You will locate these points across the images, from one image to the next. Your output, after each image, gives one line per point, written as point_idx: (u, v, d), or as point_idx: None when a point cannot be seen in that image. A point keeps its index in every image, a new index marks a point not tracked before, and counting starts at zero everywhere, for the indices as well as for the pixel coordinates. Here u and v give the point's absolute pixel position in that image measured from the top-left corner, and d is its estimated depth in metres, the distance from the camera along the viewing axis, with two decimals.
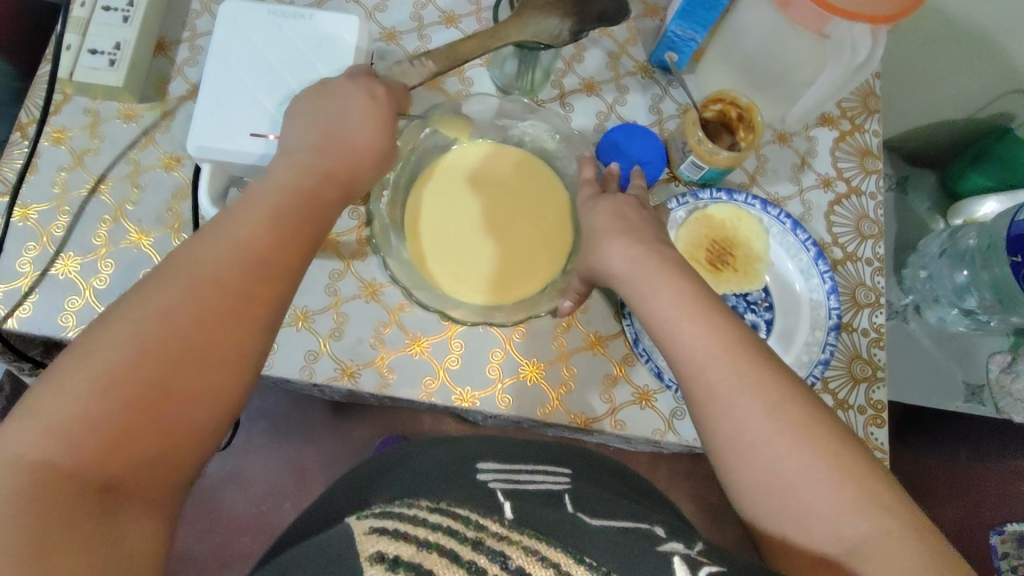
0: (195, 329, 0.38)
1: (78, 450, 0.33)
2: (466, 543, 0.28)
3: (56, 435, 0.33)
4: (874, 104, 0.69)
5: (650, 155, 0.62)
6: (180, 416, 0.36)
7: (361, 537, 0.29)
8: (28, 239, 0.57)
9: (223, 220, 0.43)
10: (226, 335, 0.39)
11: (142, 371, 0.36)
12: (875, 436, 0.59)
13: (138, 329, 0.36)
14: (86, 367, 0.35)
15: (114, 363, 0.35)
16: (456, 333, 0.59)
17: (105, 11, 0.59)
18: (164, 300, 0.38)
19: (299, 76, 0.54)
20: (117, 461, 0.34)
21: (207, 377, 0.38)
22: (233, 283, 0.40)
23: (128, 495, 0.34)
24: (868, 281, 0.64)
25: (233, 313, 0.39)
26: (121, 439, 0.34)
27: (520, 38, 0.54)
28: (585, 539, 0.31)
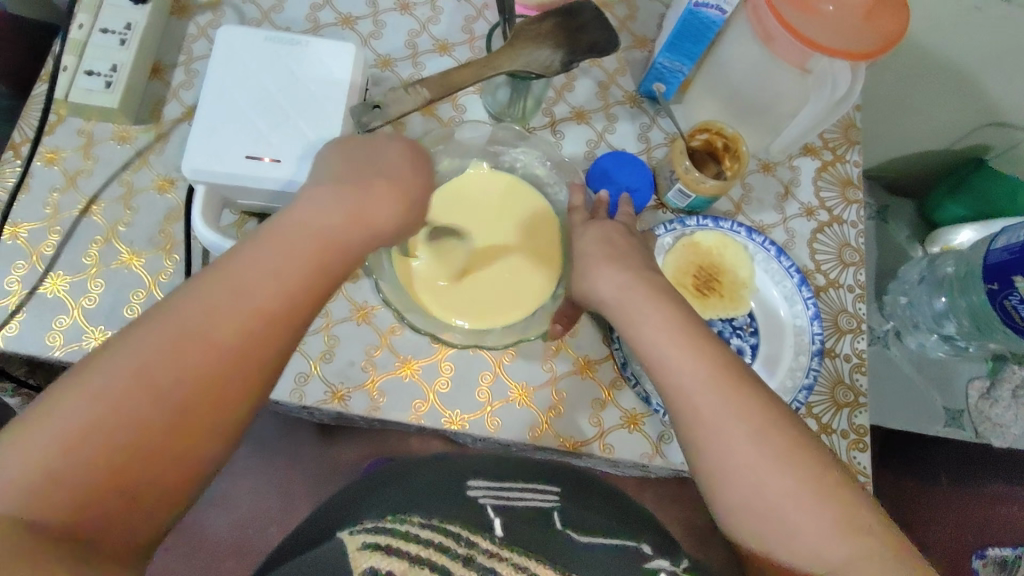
0: (174, 362, 0.37)
1: (78, 480, 0.34)
2: (459, 560, 0.31)
3: (56, 462, 0.34)
4: (855, 136, 0.71)
5: (639, 182, 0.63)
6: (162, 453, 0.36)
7: (354, 554, 0.31)
8: (17, 258, 0.57)
9: (241, 253, 0.42)
10: (205, 368, 0.38)
11: (141, 405, 0.36)
12: (858, 461, 0.60)
13: (121, 368, 0.36)
14: (66, 411, 0.35)
15: (97, 404, 0.35)
16: (446, 356, 0.59)
17: (103, 34, 0.60)
18: (145, 332, 0.38)
19: (295, 100, 0.55)
20: (115, 491, 0.35)
21: (190, 415, 0.37)
22: (225, 303, 0.40)
23: (115, 531, 0.34)
24: (850, 308, 0.65)
25: (225, 349, 0.39)
26: (101, 479, 0.34)
27: (512, 67, 0.56)
28: (578, 559, 0.35)
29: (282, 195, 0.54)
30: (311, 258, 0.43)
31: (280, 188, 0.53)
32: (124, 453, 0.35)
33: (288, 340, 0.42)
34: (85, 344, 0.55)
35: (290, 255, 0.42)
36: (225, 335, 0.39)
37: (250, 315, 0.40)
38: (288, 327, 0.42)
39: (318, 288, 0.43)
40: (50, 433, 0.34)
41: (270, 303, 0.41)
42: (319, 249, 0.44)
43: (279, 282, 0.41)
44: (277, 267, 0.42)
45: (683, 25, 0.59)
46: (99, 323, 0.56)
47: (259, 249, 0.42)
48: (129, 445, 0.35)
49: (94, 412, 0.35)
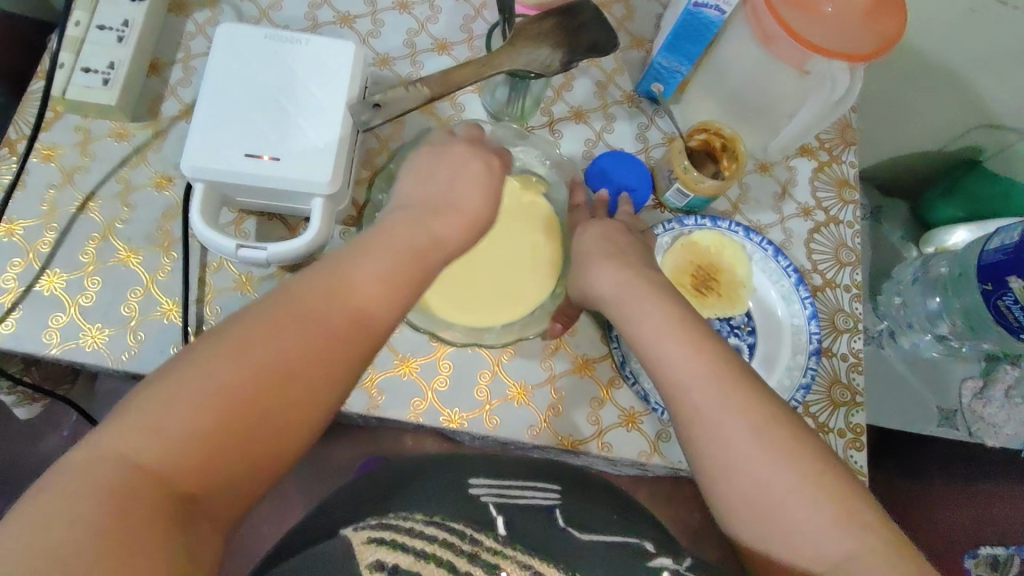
0: (277, 345, 0.39)
1: (187, 446, 0.35)
2: (462, 556, 0.32)
3: (165, 428, 0.35)
4: (851, 136, 0.72)
5: (638, 182, 0.64)
6: (260, 441, 0.37)
7: (360, 547, 0.31)
8: (13, 255, 0.56)
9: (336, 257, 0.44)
10: (308, 364, 0.39)
11: (247, 380, 0.37)
12: (855, 459, 0.60)
13: (232, 353, 0.38)
14: (177, 389, 0.36)
15: (192, 388, 0.36)
16: (445, 354, 0.59)
17: (100, 31, 0.60)
18: (244, 321, 0.40)
19: (294, 97, 0.55)
20: (213, 462, 0.36)
21: (283, 408, 0.38)
22: (327, 303, 0.41)
23: (206, 500, 0.36)
24: (846, 307, 0.66)
25: (325, 338, 0.40)
26: (206, 458, 0.35)
27: (513, 66, 0.56)
28: (577, 555, 0.35)
29: (283, 193, 0.54)
30: (374, 264, 0.44)
31: (279, 186, 0.53)
32: (231, 435, 0.36)
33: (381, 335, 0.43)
34: (82, 342, 0.55)
35: (375, 254, 0.45)
36: (327, 339, 0.40)
37: (342, 314, 0.42)
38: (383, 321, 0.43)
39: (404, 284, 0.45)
40: (162, 408, 0.35)
41: (361, 304, 0.42)
42: (402, 261, 0.45)
43: (372, 279, 0.43)
44: (357, 271, 0.43)
45: (681, 25, 0.59)
46: (95, 321, 0.56)
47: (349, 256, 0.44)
48: (234, 428, 0.36)
49: (208, 391, 0.36)
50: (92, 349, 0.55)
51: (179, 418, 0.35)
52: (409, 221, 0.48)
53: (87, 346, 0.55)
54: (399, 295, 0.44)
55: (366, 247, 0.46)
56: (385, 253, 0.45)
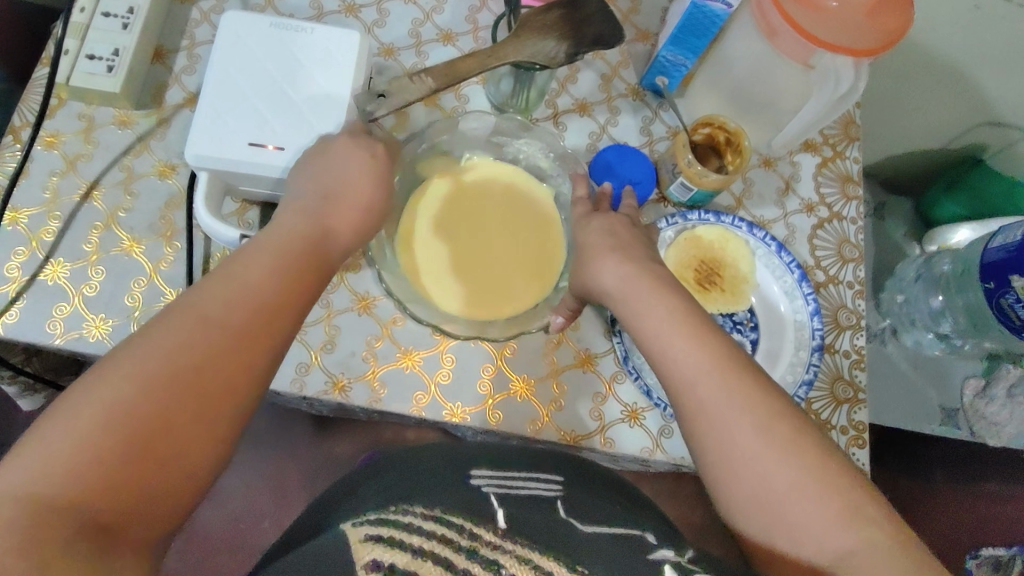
0: (195, 344, 0.39)
1: (108, 462, 0.34)
2: (460, 552, 0.32)
3: (86, 444, 0.34)
4: (855, 133, 0.72)
5: (641, 176, 0.64)
6: (170, 474, 0.36)
7: (358, 546, 0.31)
8: (17, 244, 0.56)
9: (247, 252, 0.45)
10: (213, 391, 0.38)
11: (169, 385, 0.37)
12: (857, 456, 0.60)
13: (127, 373, 0.36)
14: (75, 423, 0.34)
15: (114, 399, 0.35)
16: (447, 348, 0.59)
17: (105, 17, 0.60)
18: (167, 322, 0.40)
19: (299, 86, 0.54)
20: (138, 477, 0.35)
21: (211, 411, 0.38)
22: (210, 313, 0.40)
23: (135, 518, 0.34)
24: (849, 304, 0.66)
25: (239, 334, 0.40)
26: (109, 492, 0.34)
27: (518, 58, 0.56)
28: (577, 548, 0.35)
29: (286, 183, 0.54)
30: (253, 263, 0.44)
31: (284, 176, 0.53)
32: (135, 467, 0.35)
33: (292, 320, 0.44)
34: (86, 332, 0.55)
35: (285, 247, 0.46)
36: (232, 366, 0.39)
37: (254, 303, 0.42)
38: (290, 313, 0.44)
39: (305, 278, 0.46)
40: (58, 439, 0.34)
41: (260, 314, 0.42)
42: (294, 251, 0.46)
43: (268, 267, 0.44)
44: (258, 265, 0.44)
45: (687, 18, 0.59)
46: (99, 311, 0.56)
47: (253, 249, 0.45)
48: (135, 458, 0.35)
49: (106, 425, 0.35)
50: (95, 339, 0.55)
51: (75, 452, 0.33)
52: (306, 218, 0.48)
53: (90, 336, 0.55)
54: (306, 282, 0.46)
55: (292, 237, 0.47)
56: (285, 271, 0.44)
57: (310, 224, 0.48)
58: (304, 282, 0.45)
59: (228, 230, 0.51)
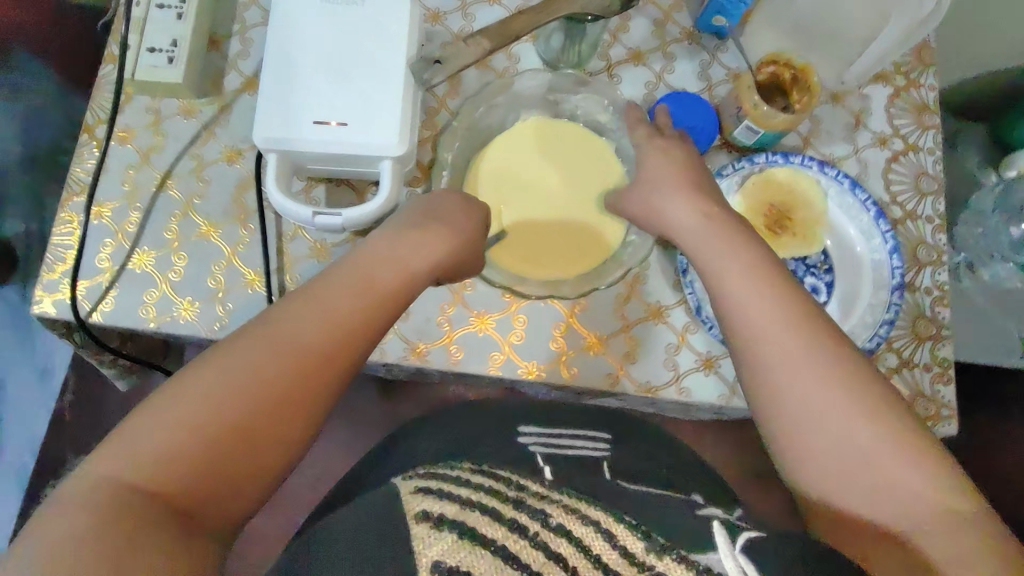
0: (294, 343, 0.42)
1: (208, 438, 0.38)
2: (507, 502, 0.31)
3: (190, 418, 0.37)
4: (930, 58, 0.67)
5: (702, 122, 0.62)
6: (256, 455, 0.39)
7: (407, 496, 0.31)
8: (105, 236, 0.59)
9: (348, 262, 0.48)
10: (297, 376, 0.41)
11: (270, 377, 0.40)
12: (943, 393, 0.59)
13: (233, 361, 0.40)
14: (184, 398, 0.38)
15: (220, 382, 0.39)
16: (519, 308, 0.60)
17: (160, 9, 0.60)
18: (271, 316, 0.43)
19: (356, 60, 0.54)
20: (230, 456, 0.38)
21: (301, 405, 0.41)
22: (310, 313, 0.44)
23: (218, 493, 0.38)
24: (929, 239, 0.63)
25: (335, 336, 0.44)
26: (203, 466, 0.37)
27: (571, 10, 0.54)
28: (627, 505, 0.33)
29: (353, 159, 0.55)
30: (349, 271, 0.47)
31: (349, 152, 0.53)
32: (229, 446, 0.38)
33: (382, 323, 0.47)
34: (177, 315, 0.58)
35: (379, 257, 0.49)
36: (313, 355, 0.42)
37: (353, 311, 0.45)
38: (380, 318, 0.46)
39: (397, 282, 0.48)
40: (166, 416, 0.37)
41: (356, 317, 0.45)
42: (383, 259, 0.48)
43: (363, 278, 0.47)
44: (353, 271, 0.47)
45: None
46: (186, 294, 0.58)
47: (349, 262, 0.48)
48: (229, 439, 0.38)
49: (210, 406, 0.38)
50: (186, 321, 0.58)
51: (180, 425, 0.37)
52: (395, 239, 0.50)
53: (181, 318, 0.58)
54: (395, 286, 0.48)
55: (392, 254, 0.49)
56: (371, 272, 0.48)
57: (409, 241, 0.50)
58: (394, 286, 0.48)
59: (302, 208, 0.53)
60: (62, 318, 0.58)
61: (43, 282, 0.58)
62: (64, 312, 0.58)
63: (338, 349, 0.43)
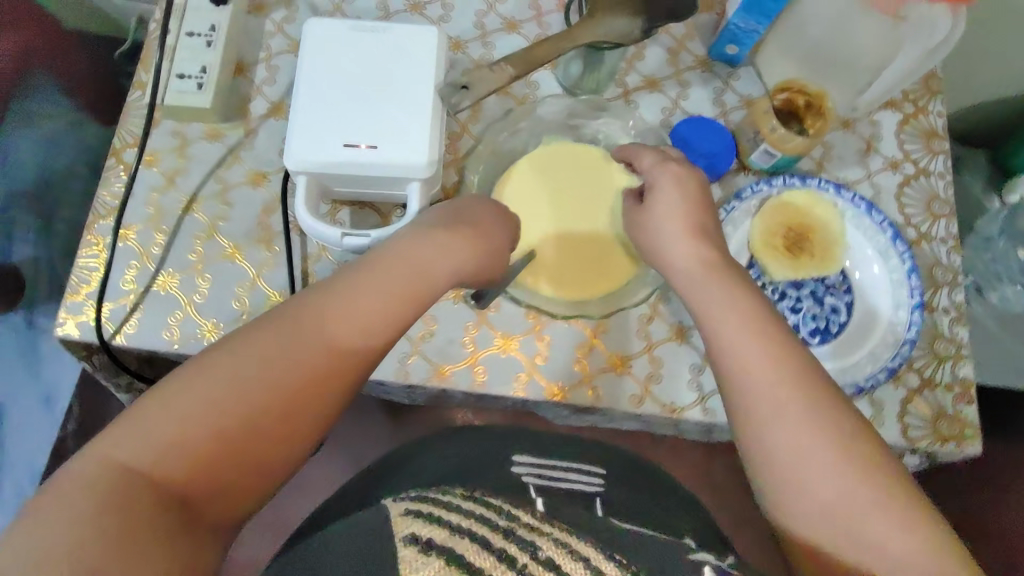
0: (300, 353, 0.43)
1: (208, 441, 0.39)
2: (496, 531, 0.30)
3: (191, 422, 0.39)
4: (936, 86, 0.69)
5: (719, 147, 0.62)
6: (253, 458, 0.41)
7: (396, 519, 0.31)
8: (130, 259, 0.59)
9: (365, 269, 0.47)
10: (306, 380, 0.43)
11: (275, 387, 0.42)
12: (965, 413, 0.59)
13: (237, 366, 0.41)
14: (188, 402, 0.39)
15: (223, 387, 0.40)
16: (543, 329, 0.60)
17: (190, 37, 0.64)
18: (280, 323, 0.44)
19: (384, 85, 0.56)
20: (227, 460, 0.40)
21: (300, 413, 0.43)
22: (319, 323, 0.44)
23: (210, 494, 0.40)
24: (944, 260, 0.64)
25: (342, 347, 0.44)
26: (201, 468, 0.39)
27: (593, 39, 0.56)
28: (620, 541, 0.32)
29: (381, 181, 0.56)
30: (373, 280, 0.46)
31: (376, 173, 0.54)
32: (228, 449, 0.40)
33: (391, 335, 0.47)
34: (200, 337, 0.58)
35: (401, 267, 0.48)
36: (324, 361, 0.43)
37: (361, 322, 0.45)
38: (390, 330, 0.47)
39: (413, 292, 0.48)
40: (169, 419, 0.39)
41: (366, 329, 0.45)
42: (403, 271, 0.48)
43: (377, 289, 0.46)
44: (370, 282, 0.46)
45: None
46: (210, 316, 0.58)
47: (369, 270, 0.47)
48: (228, 443, 0.40)
49: (211, 411, 0.40)
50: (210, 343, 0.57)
51: (182, 428, 0.39)
52: (426, 246, 0.50)
53: (204, 340, 0.58)
54: (409, 298, 0.48)
55: (419, 260, 0.49)
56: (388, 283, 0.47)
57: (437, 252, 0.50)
58: (408, 297, 0.47)
59: (331, 230, 0.53)
60: (84, 339, 0.57)
61: (67, 304, 0.58)
62: (86, 335, 0.57)
63: (349, 355, 0.44)
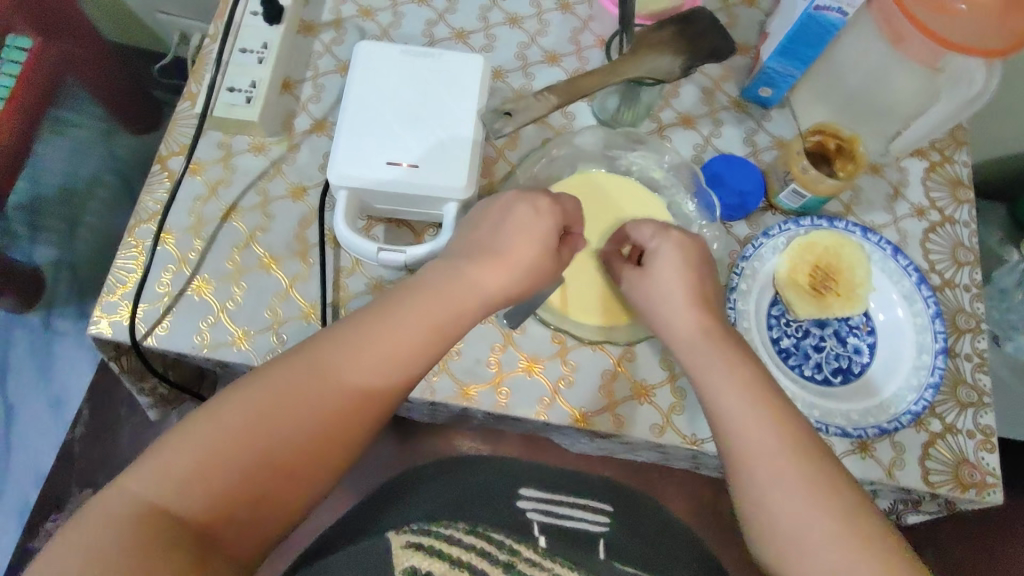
0: (335, 378, 0.45)
1: (245, 463, 0.42)
2: (498, 564, 0.37)
3: (228, 444, 0.41)
4: (962, 137, 0.71)
5: (752, 185, 0.64)
6: (290, 478, 0.43)
7: (399, 550, 0.37)
8: (167, 262, 0.61)
9: (399, 300, 0.49)
10: (343, 399, 0.45)
11: (312, 409, 0.44)
12: (987, 461, 0.59)
13: (273, 391, 0.44)
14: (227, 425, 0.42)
15: (259, 412, 0.43)
16: (569, 354, 0.61)
17: (242, 53, 0.66)
18: (318, 348, 0.46)
19: (430, 108, 0.57)
20: (263, 481, 0.42)
21: (336, 435, 0.45)
22: (354, 348, 0.46)
23: (246, 515, 0.42)
24: (967, 307, 0.65)
25: (377, 372, 0.46)
26: (237, 489, 0.41)
27: (637, 74, 0.58)
28: None
29: (419, 199, 0.57)
30: (409, 311, 0.48)
31: (416, 192, 0.56)
32: (264, 471, 0.42)
33: (423, 363, 0.48)
34: (230, 343, 0.58)
35: (435, 298, 0.49)
36: (361, 381, 0.45)
37: (395, 350, 0.47)
38: (421, 358, 0.48)
39: (442, 321, 0.49)
40: (208, 441, 0.41)
41: (398, 356, 0.47)
42: (434, 303, 0.49)
43: (410, 320, 0.48)
44: (405, 312, 0.48)
45: (799, 29, 0.60)
46: (242, 323, 0.59)
47: (401, 301, 0.49)
48: (263, 465, 0.42)
49: (247, 433, 0.42)
50: (240, 350, 0.58)
51: (220, 450, 0.41)
52: (462, 266, 0.51)
53: (235, 347, 0.58)
54: (441, 329, 0.49)
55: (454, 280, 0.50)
56: (422, 313, 0.48)
57: (473, 273, 0.51)
58: (439, 328, 0.49)
59: (368, 244, 0.55)
60: (116, 340, 0.58)
61: (102, 303, 0.59)
62: (119, 334, 0.58)
63: (383, 376, 0.46)
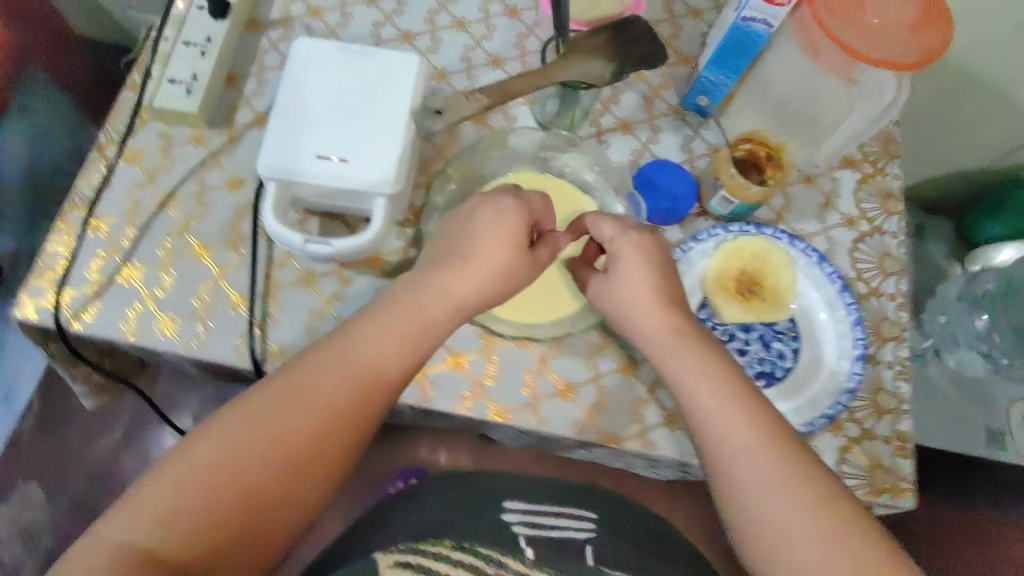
0: (314, 397, 0.47)
1: (236, 489, 0.44)
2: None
3: (217, 472, 0.44)
4: (895, 150, 0.73)
5: (683, 190, 0.66)
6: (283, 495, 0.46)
7: (389, 567, 0.43)
8: (97, 248, 0.61)
9: (373, 319, 0.51)
10: (324, 416, 0.47)
11: (295, 428, 0.46)
12: (902, 467, 0.60)
13: (256, 417, 0.46)
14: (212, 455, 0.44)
15: (244, 439, 0.45)
16: (494, 351, 0.61)
17: (185, 46, 0.66)
18: (296, 370, 0.48)
19: (362, 104, 0.58)
20: (257, 502, 0.45)
21: (322, 450, 0.47)
22: (330, 366, 0.48)
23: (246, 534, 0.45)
24: (892, 316, 0.66)
25: (354, 388, 0.49)
26: (232, 514, 0.44)
27: (566, 78, 0.59)
28: None
29: (347, 193, 0.58)
30: (386, 331, 0.50)
31: (343, 186, 0.56)
32: (256, 494, 0.45)
33: (400, 378, 0.51)
34: (156, 330, 0.59)
35: (408, 315, 0.51)
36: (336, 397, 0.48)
37: (371, 367, 0.49)
38: (398, 371, 0.50)
39: (416, 335, 0.51)
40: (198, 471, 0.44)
41: (372, 371, 0.49)
42: (410, 322, 0.51)
43: (386, 341, 0.50)
44: (380, 332, 0.50)
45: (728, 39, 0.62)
46: (168, 311, 0.60)
47: (377, 319, 0.51)
48: (257, 489, 0.45)
49: (234, 460, 0.45)
50: (166, 337, 0.59)
51: (210, 478, 0.44)
52: None
53: (161, 334, 0.59)
54: (418, 345, 0.51)
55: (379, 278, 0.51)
56: (399, 332, 0.51)
57: None
58: (416, 344, 0.51)
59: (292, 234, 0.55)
60: (42, 324, 0.59)
61: (30, 288, 0.59)
62: (45, 320, 0.59)
63: (361, 389, 0.49)
